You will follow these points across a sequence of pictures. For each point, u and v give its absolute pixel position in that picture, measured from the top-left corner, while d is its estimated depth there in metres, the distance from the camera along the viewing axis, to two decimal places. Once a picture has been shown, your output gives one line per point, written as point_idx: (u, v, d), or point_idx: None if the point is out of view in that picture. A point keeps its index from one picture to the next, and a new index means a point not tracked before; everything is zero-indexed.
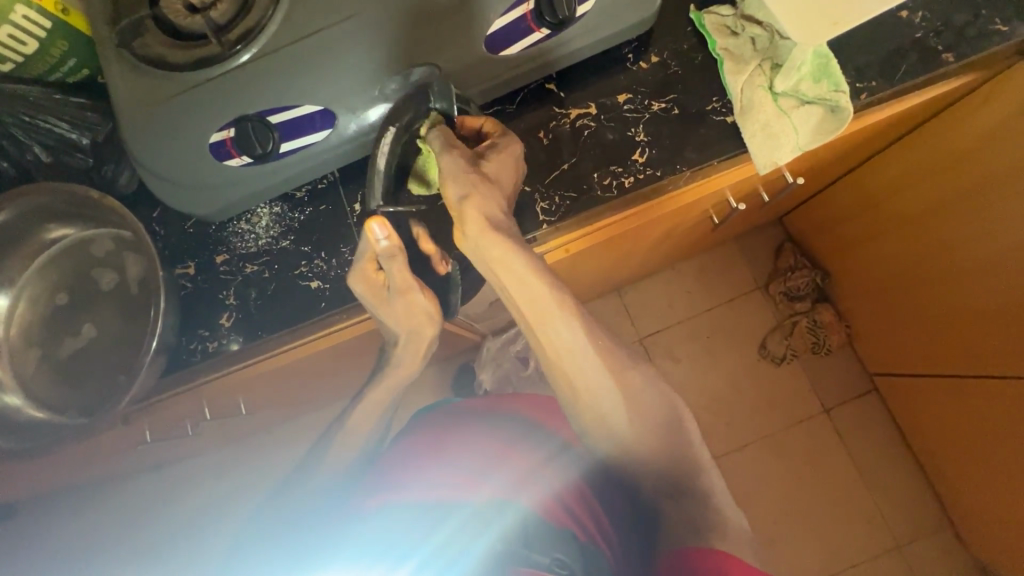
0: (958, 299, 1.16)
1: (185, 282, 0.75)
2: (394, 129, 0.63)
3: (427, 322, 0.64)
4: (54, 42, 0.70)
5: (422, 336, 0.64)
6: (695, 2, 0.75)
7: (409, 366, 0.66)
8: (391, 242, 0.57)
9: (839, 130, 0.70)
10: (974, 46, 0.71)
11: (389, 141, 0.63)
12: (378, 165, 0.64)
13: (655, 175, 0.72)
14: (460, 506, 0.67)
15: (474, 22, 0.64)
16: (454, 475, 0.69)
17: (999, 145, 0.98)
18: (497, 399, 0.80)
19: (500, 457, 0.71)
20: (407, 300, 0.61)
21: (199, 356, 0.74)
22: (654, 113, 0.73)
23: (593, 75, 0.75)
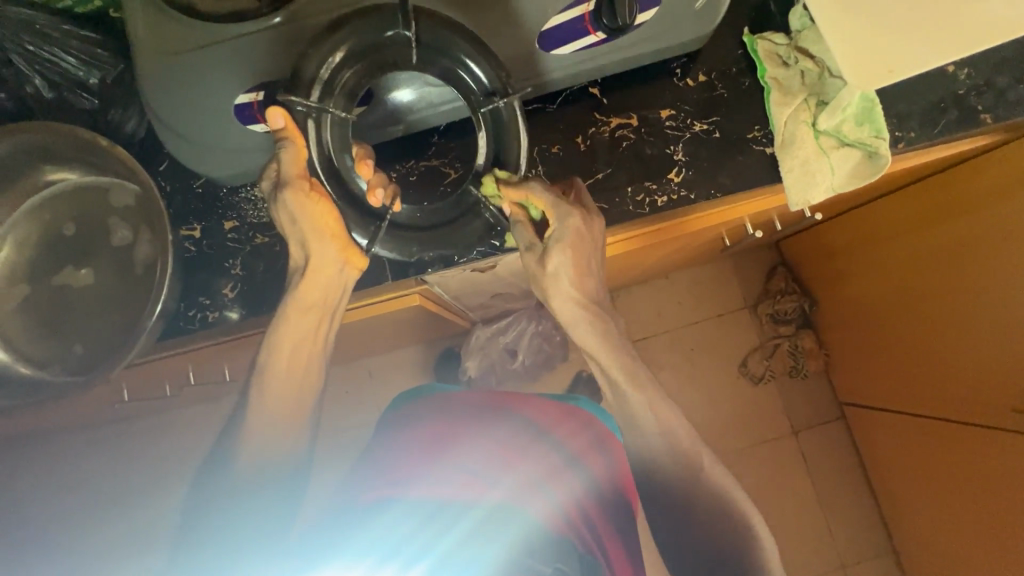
0: (933, 346, 1.21)
1: (189, 245, 0.71)
2: (354, 29, 0.52)
3: (331, 239, 0.58)
4: None
5: (318, 251, 0.59)
6: (748, 25, 0.73)
7: (326, 292, 0.62)
8: (293, 134, 0.53)
9: (873, 175, 0.70)
10: (1012, 110, 0.71)
11: (332, 41, 0.51)
12: (326, 59, 0.52)
13: (689, 197, 0.70)
14: (470, 507, 0.67)
15: (529, 17, 0.62)
16: (464, 473, 0.69)
17: (1002, 208, 0.99)
18: (496, 398, 0.78)
19: (504, 461, 0.70)
20: (301, 197, 0.54)
21: (197, 325, 0.70)
22: (695, 134, 0.71)
23: (637, 84, 0.73)
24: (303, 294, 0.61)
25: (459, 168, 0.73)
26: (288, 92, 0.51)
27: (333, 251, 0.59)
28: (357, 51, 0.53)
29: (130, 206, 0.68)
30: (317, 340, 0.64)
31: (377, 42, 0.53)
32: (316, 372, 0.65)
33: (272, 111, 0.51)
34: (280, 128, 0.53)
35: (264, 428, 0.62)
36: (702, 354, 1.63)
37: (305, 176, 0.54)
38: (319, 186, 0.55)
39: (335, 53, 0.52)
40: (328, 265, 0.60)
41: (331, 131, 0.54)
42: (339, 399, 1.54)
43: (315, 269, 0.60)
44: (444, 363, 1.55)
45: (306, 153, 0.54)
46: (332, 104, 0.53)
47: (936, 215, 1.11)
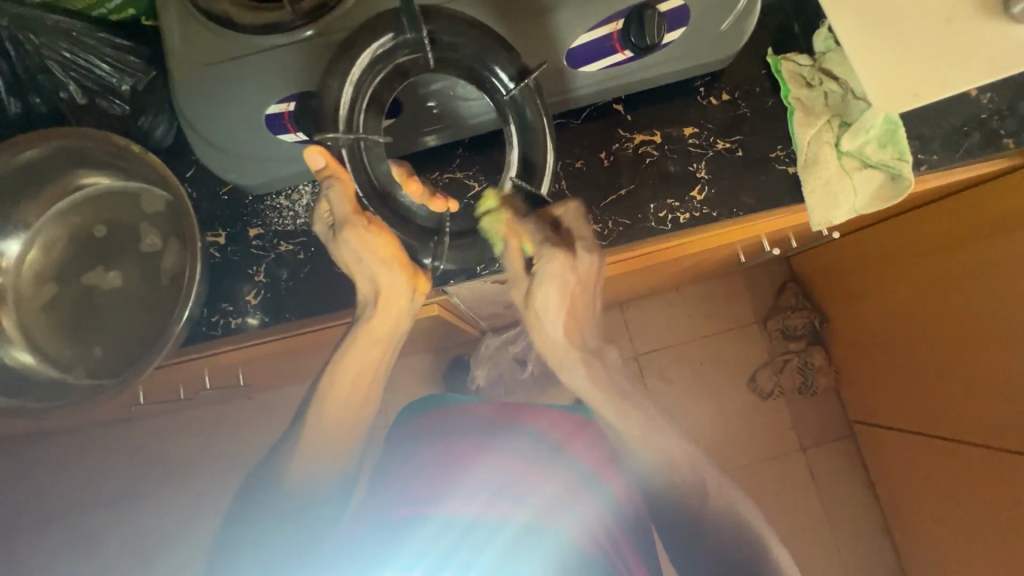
0: (941, 368, 1.21)
1: (214, 251, 0.72)
2: (373, 47, 0.49)
3: (393, 266, 0.58)
4: None
5: (388, 279, 0.58)
6: (771, 46, 0.74)
7: (393, 322, 0.62)
8: (336, 170, 0.52)
9: (896, 197, 0.70)
10: None
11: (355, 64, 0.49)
12: (348, 79, 0.50)
13: (711, 214, 0.71)
14: (503, 527, 0.72)
15: (558, 36, 0.63)
16: (493, 493, 0.74)
17: (1013, 233, 0.99)
18: (508, 411, 0.80)
19: (528, 481, 0.74)
20: (360, 233, 0.55)
21: (219, 330, 0.71)
22: (718, 152, 0.72)
23: (661, 102, 0.73)
24: (374, 326, 0.61)
25: (483, 181, 0.74)
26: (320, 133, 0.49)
27: (399, 279, 0.59)
28: (377, 62, 0.50)
29: (158, 211, 0.69)
30: (379, 365, 0.64)
31: (388, 54, 0.50)
32: (373, 397, 0.65)
33: (312, 152, 0.51)
34: (321, 167, 0.52)
35: (315, 449, 0.61)
36: (711, 368, 1.63)
37: (358, 212, 0.54)
38: (374, 220, 0.55)
39: (355, 70, 0.49)
40: (397, 296, 0.60)
41: (370, 157, 0.52)
42: None
43: (385, 300, 0.60)
44: (452, 371, 1.55)
45: (353, 188, 0.53)
46: (365, 127, 0.51)
47: (948, 238, 1.11)
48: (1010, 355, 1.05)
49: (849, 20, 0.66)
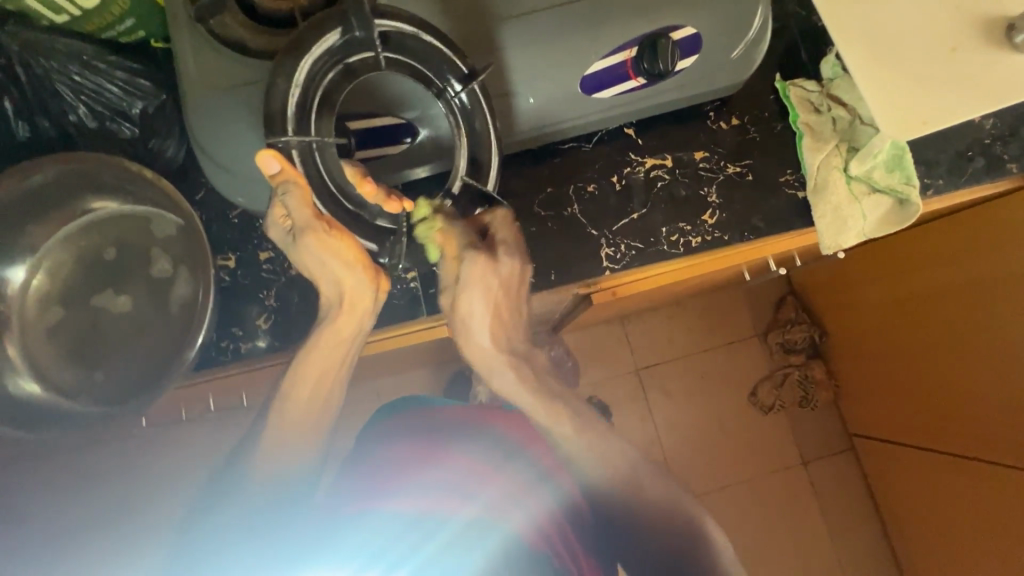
0: (940, 383, 1.22)
1: (223, 275, 0.71)
2: (324, 47, 0.50)
3: (356, 267, 0.54)
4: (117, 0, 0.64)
5: (353, 280, 0.55)
6: (779, 72, 0.75)
7: (354, 323, 0.58)
8: (292, 177, 0.50)
9: (901, 222, 0.71)
10: None
11: (305, 64, 0.50)
12: (300, 82, 0.50)
13: (722, 238, 0.71)
14: (448, 521, 0.66)
15: (572, 63, 0.64)
16: (444, 488, 0.68)
17: (1009, 250, 1.01)
18: (485, 413, 0.74)
19: (484, 475, 0.68)
20: (319, 237, 0.51)
21: (229, 355, 0.70)
22: (728, 176, 0.72)
23: (672, 125, 0.74)
24: (339, 327, 0.58)
25: None
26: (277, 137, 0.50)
27: (363, 280, 0.55)
28: (327, 64, 0.51)
29: (169, 235, 0.68)
30: (342, 365, 0.60)
31: (340, 57, 0.51)
32: (338, 392, 0.61)
33: (264, 155, 0.48)
34: (276, 173, 0.50)
35: (279, 438, 0.58)
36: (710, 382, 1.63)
37: (319, 219, 0.51)
38: (336, 227, 0.52)
39: (303, 68, 0.50)
40: (361, 295, 0.56)
41: (328, 160, 0.53)
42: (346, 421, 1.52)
43: (350, 301, 0.57)
44: (453, 386, 1.53)
45: (310, 193, 0.51)
46: (318, 130, 0.52)
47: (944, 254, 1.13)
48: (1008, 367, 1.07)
49: (857, 50, 0.67)
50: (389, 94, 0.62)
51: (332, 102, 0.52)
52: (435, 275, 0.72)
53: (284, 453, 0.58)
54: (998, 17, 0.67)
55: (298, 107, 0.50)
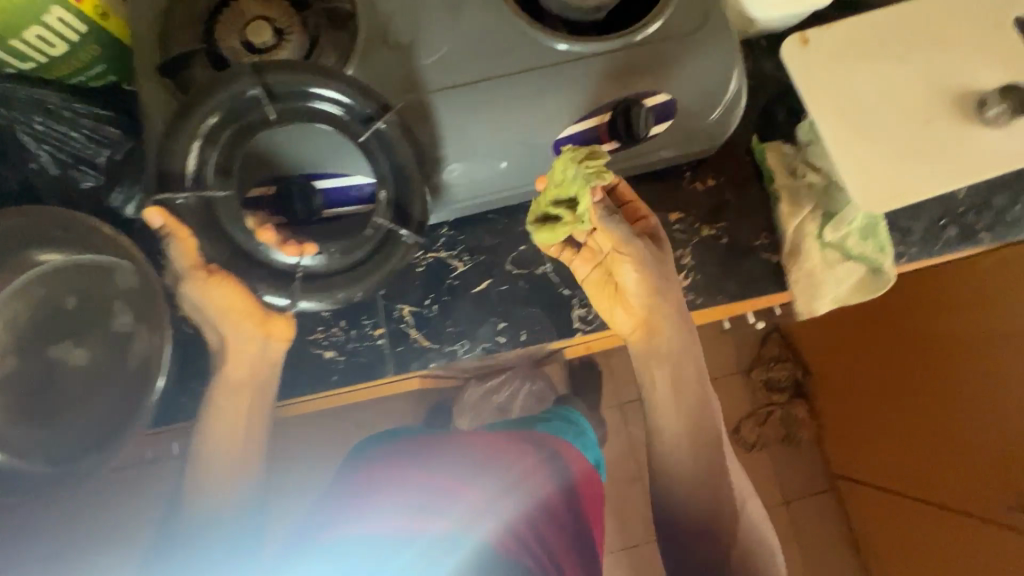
0: (929, 436, 1.20)
1: (184, 327, 0.69)
2: (217, 111, 0.54)
3: (234, 314, 0.60)
4: (86, 46, 0.65)
5: (231, 331, 0.60)
6: (756, 133, 0.75)
7: (253, 367, 0.63)
8: (175, 229, 0.54)
9: (876, 289, 0.71)
10: (1008, 231, 0.73)
11: (201, 125, 0.54)
12: (190, 146, 0.53)
13: (695, 301, 0.71)
14: (422, 536, 0.65)
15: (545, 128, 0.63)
16: (415, 506, 0.67)
17: (1009, 306, 1.00)
18: (453, 437, 0.80)
19: (454, 489, 0.70)
20: (201, 284, 0.57)
21: (187, 412, 0.67)
22: (703, 238, 0.72)
23: (647, 184, 0.73)
24: (228, 373, 0.62)
25: (466, 261, 0.71)
26: (163, 192, 0.53)
27: (249, 328, 0.61)
28: (216, 126, 0.54)
29: (126, 287, 0.65)
30: (251, 400, 0.63)
31: (230, 119, 0.55)
32: (262, 415, 0.64)
33: (148, 211, 0.53)
34: (159, 226, 0.54)
35: (213, 468, 0.60)
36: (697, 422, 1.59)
37: (198, 265, 0.57)
38: (216, 273, 0.57)
39: (199, 129, 0.53)
40: (249, 342, 0.61)
41: (220, 210, 0.56)
42: (321, 455, 1.48)
43: (236, 350, 0.61)
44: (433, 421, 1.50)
45: (194, 245, 0.56)
46: (214, 186, 0.55)
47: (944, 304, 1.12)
48: (995, 424, 1.06)
49: (834, 121, 0.67)
50: (314, 147, 0.61)
51: (228, 161, 0.55)
52: (404, 334, 0.69)
53: (219, 481, 0.60)
54: (969, 91, 0.67)
55: (191, 168, 0.54)
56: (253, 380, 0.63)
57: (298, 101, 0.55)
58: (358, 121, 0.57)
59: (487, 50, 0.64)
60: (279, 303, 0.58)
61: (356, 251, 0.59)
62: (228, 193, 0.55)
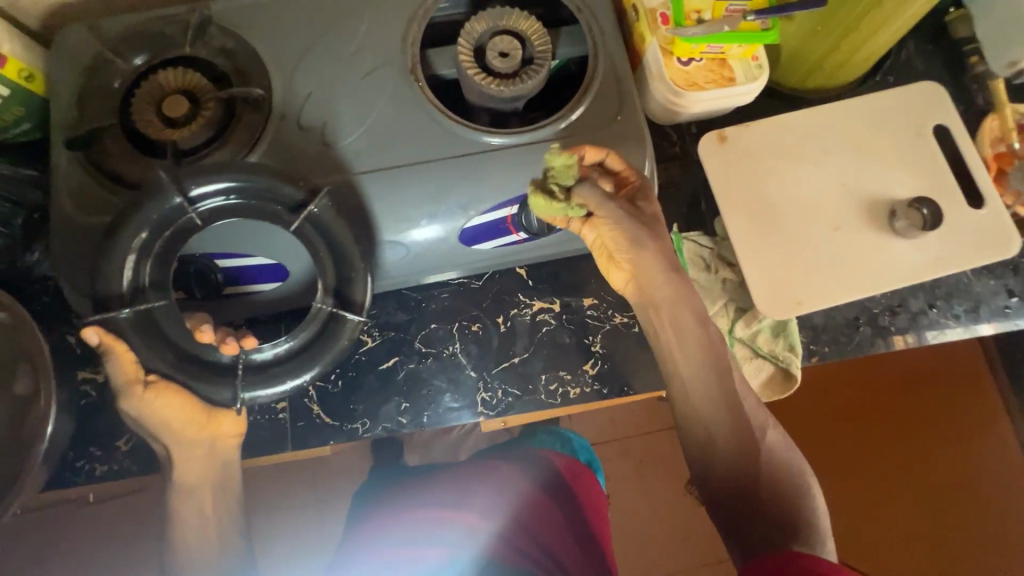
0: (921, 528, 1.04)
1: (89, 389, 0.69)
2: (145, 227, 0.53)
3: (176, 424, 0.59)
4: (9, 107, 0.66)
5: (172, 439, 0.59)
6: (677, 222, 0.75)
7: (202, 465, 0.62)
8: (114, 346, 0.54)
9: (783, 391, 0.70)
10: (922, 334, 0.72)
11: (132, 245, 0.52)
12: (124, 266, 0.52)
13: (601, 391, 0.70)
14: (427, 566, 0.66)
15: (451, 216, 0.64)
16: (416, 539, 0.68)
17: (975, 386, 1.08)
18: (429, 475, 0.79)
19: (447, 516, 0.70)
20: (139, 399, 0.56)
21: (84, 476, 0.67)
22: (615, 326, 0.72)
23: (564, 268, 0.73)
24: (183, 472, 0.60)
25: (375, 337, 0.71)
26: (100, 314, 0.52)
27: (194, 431, 0.60)
28: (147, 241, 0.53)
29: (16, 352, 0.64)
30: (213, 475, 0.62)
31: (159, 232, 0.53)
32: (232, 483, 0.64)
33: (87, 330, 0.52)
34: (98, 343, 0.54)
35: (186, 540, 0.59)
36: None
37: (138, 378, 0.56)
38: (157, 383, 0.56)
39: (130, 248, 0.52)
40: (194, 445, 0.61)
41: (161, 320, 0.54)
42: None
43: (190, 445, 0.60)
44: None
45: (134, 358, 0.55)
46: (147, 299, 0.53)
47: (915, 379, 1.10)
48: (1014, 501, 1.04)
49: (744, 225, 0.68)
50: (225, 235, 0.61)
51: (161, 274, 0.54)
52: (306, 408, 0.69)
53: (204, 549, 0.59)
54: (881, 199, 0.68)
55: (128, 291, 0.52)
56: (217, 465, 0.62)
57: (222, 203, 0.54)
58: (288, 209, 0.56)
59: (400, 136, 0.64)
60: (228, 401, 0.54)
61: (295, 343, 0.56)
62: (168, 302, 0.54)
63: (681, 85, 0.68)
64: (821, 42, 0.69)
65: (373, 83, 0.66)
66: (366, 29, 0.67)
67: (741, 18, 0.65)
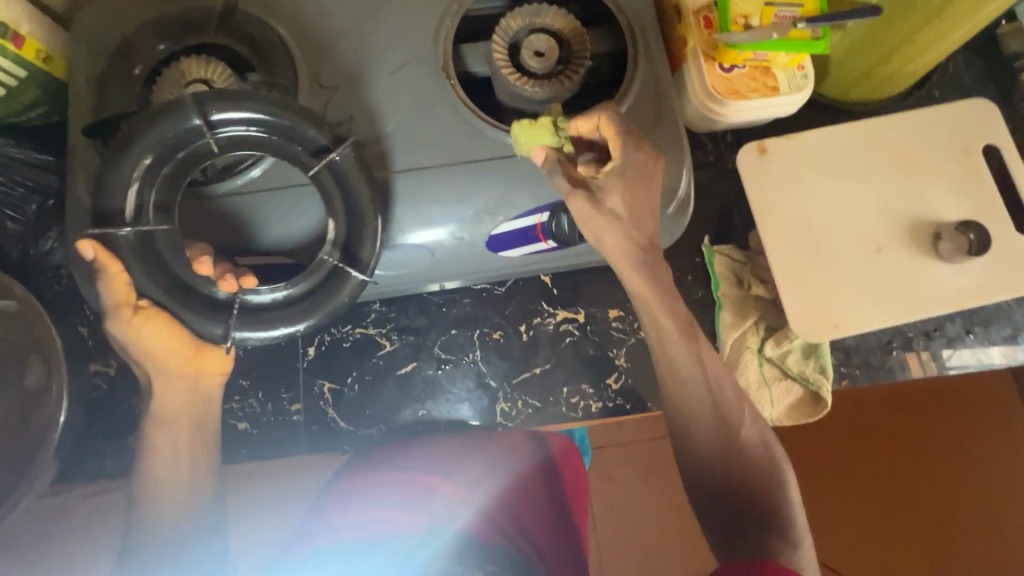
0: None
1: (99, 382, 0.68)
2: (155, 152, 0.51)
3: (167, 353, 0.56)
4: (26, 89, 0.64)
5: (159, 370, 0.56)
6: (709, 235, 0.73)
7: (185, 403, 0.59)
8: (108, 264, 0.51)
9: (812, 415, 0.68)
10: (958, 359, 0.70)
11: (140, 167, 0.51)
12: (128, 183, 0.51)
13: (624, 406, 0.68)
14: (395, 534, 0.57)
15: (478, 221, 0.61)
16: (395, 498, 0.60)
17: None
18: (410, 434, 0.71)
19: (429, 480, 0.62)
20: (126, 323, 0.53)
21: (93, 471, 0.66)
22: (640, 339, 0.70)
23: (590, 278, 0.71)
24: (165, 405, 0.58)
25: (394, 340, 0.69)
26: (101, 226, 0.51)
27: (179, 364, 0.57)
28: (153, 166, 0.51)
29: (27, 343, 0.62)
30: (193, 418, 0.59)
31: (168, 156, 0.52)
32: (209, 428, 0.61)
33: (82, 245, 0.50)
34: (92, 259, 0.50)
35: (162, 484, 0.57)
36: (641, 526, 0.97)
37: (128, 301, 0.52)
38: (147, 308, 0.53)
39: (137, 168, 0.51)
40: (179, 380, 0.58)
41: (163, 250, 0.53)
42: None
43: (173, 382, 0.58)
44: None
45: (127, 279, 0.52)
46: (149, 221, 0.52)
47: None
48: None
49: (780, 242, 0.65)
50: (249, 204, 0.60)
51: (167, 197, 0.53)
52: (320, 411, 0.67)
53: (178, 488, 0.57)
54: (925, 220, 0.65)
55: (131, 210, 0.51)
56: (199, 407, 0.60)
57: (241, 133, 0.52)
58: (309, 153, 0.54)
59: (429, 135, 0.62)
60: (217, 338, 0.53)
61: (295, 290, 0.55)
62: (170, 227, 0.53)
63: (722, 93, 0.65)
64: (871, 54, 0.67)
65: (402, 79, 0.63)
66: (396, 21, 0.64)
67: (791, 25, 0.61)
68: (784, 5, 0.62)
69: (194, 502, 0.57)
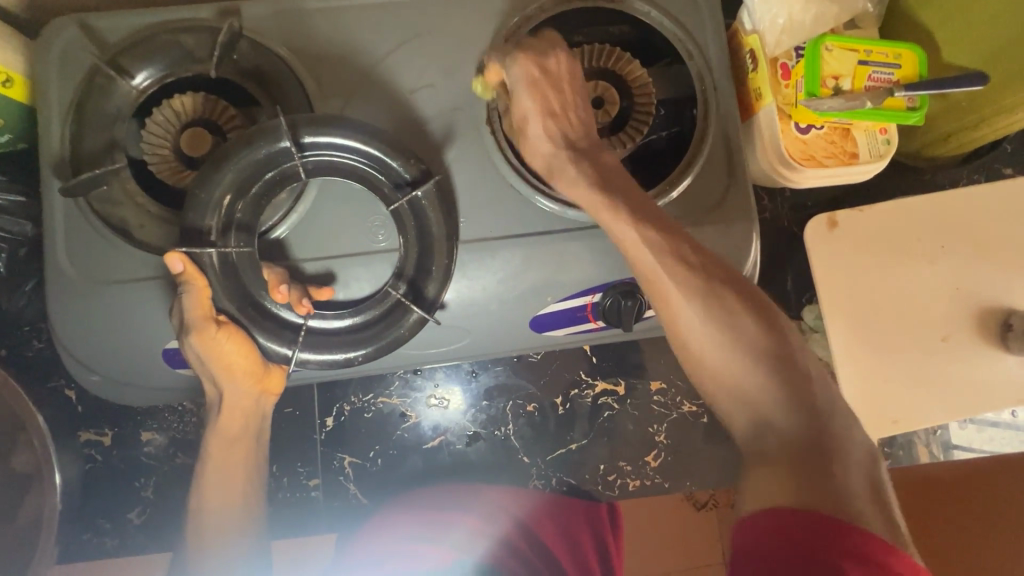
0: None
1: (92, 453, 0.61)
2: (237, 170, 0.44)
3: (237, 371, 0.48)
4: None
5: (232, 388, 0.49)
6: None
7: (246, 422, 0.52)
8: (195, 279, 0.44)
9: None
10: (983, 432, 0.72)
11: (223, 188, 0.44)
12: (217, 201, 0.44)
13: (662, 485, 0.66)
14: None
15: (525, 302, 0.55)
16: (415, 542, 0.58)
17: None
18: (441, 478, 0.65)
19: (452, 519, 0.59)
20: (208, 338, 0.45)
21: (92, 550, 0.61)
22: (682, 415, 0.66)
23: (631, 345, 0.66)
24: (221, 427, 0.51)
25: (420, 411, 0.64)
26: (192, 242, 0.44)
27: (246, 385, 0.50)
28: (234, 199, 0.45)
29: None
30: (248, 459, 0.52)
31: (260, 173, 0.45)
32: (262, 468, 0.54)
33: (172, 256, 0.44)
34: (179, 272, 0.44)
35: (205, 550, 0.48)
36: None
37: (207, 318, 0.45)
38: (230, 325, 0.46)
39: (219, 192, 0.44)
40: (242, 404, 0.51)
41: (241, 268, 0.45)
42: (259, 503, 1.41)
43: (228, 408, 0.50)
44: None
45: (210, 296, 0.45)
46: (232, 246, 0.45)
47: None
48: None
49: (843, 324, 0.61)
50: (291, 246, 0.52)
51: (252, 218, 0.46)
52: (341, 486, 0.63)
53: (222, 546, 0.49)
54: (998, 306, 0.61)
55: (215, 229, 0.44)
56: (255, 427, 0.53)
57: (334, 160, 0.46)
58: (392, 184, 0.47)
59: (470, 199, 0.54)
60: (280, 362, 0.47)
61: (368, 313, 0.48)
62: (252, 251, 0.46)
63: (798, 158, 0.57)
64: (960, 118, 0.60)
65: (441, 129, 0.54)
66: (433, 58, 0.55)
67: (888, 93, 0.55)
68: (879, 65, 0.56)
69: (248, 542, 0.50)
